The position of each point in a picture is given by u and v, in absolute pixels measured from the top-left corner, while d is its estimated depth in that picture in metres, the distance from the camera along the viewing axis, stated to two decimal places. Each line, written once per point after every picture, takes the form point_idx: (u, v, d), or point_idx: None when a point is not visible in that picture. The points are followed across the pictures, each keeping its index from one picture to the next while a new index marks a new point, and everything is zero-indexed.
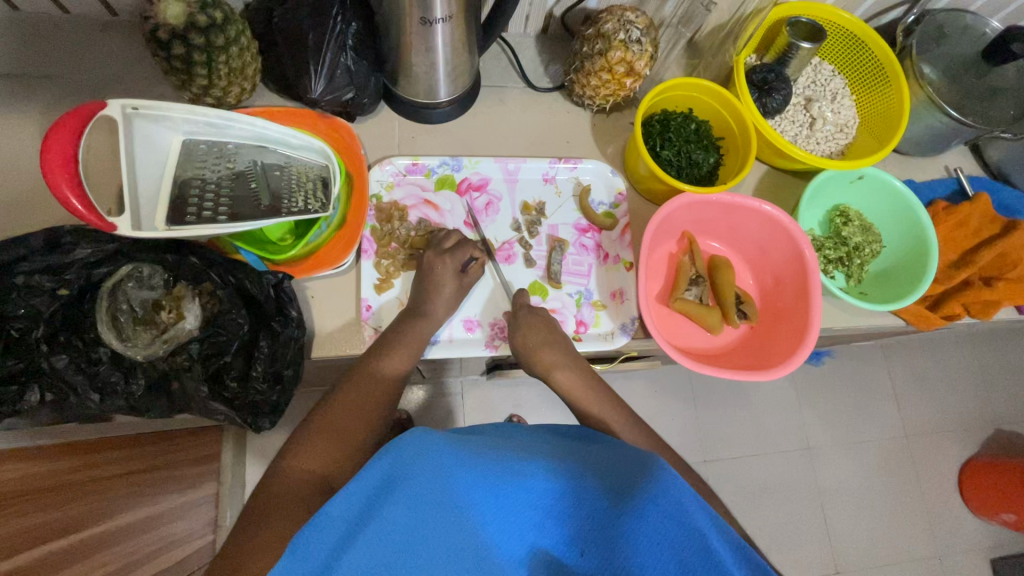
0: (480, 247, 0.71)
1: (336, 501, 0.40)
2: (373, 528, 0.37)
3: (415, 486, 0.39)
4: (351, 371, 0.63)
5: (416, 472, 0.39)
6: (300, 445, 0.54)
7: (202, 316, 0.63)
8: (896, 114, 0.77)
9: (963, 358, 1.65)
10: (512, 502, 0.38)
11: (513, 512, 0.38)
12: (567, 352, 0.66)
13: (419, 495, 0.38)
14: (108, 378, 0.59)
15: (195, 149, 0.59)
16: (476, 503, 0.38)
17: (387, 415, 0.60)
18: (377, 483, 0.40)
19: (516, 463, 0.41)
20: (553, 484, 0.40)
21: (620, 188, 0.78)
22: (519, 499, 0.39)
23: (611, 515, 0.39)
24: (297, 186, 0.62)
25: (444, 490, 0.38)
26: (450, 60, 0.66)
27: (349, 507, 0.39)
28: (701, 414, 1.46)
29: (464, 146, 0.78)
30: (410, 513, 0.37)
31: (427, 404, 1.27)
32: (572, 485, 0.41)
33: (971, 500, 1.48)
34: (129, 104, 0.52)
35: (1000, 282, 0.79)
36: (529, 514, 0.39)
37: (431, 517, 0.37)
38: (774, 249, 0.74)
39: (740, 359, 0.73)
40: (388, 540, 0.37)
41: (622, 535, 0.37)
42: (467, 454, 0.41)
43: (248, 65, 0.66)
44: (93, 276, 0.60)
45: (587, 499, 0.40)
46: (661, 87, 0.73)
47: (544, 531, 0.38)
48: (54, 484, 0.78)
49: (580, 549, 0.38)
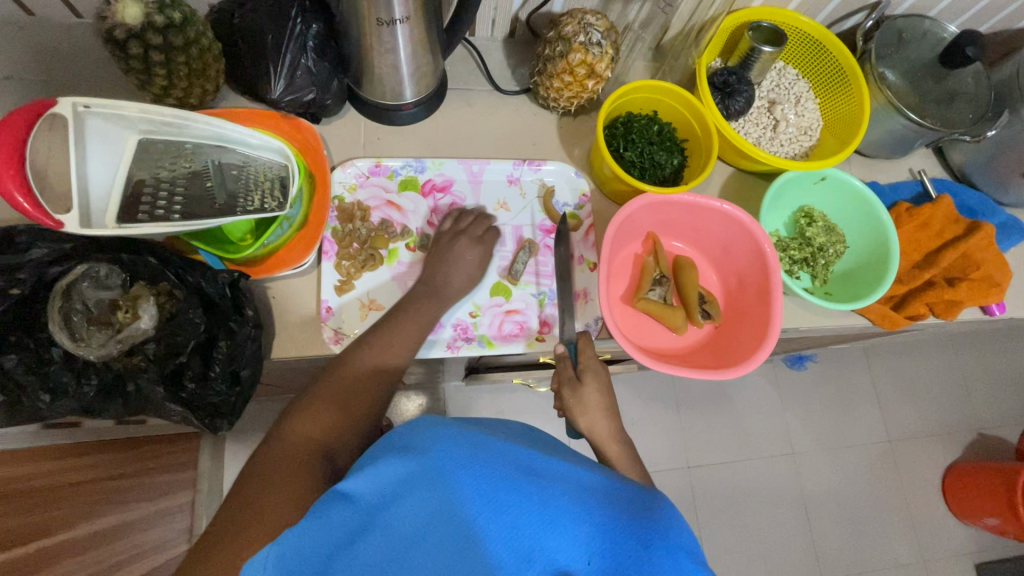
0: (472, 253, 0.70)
1: (355, 481, 0.41)
2: (389, 515, 0.38)
3: (427, 473, 0.39)
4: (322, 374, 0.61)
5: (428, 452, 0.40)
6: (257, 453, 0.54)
7: (158, 316, 0.62)
8: (857, 117, 0.78)
9: (944, 361, 1.66)
10: (534, 504, 0.37)
11: (530, 519, 0.36)
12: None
13: (429, 481, 0.38)
14: (59, 378, 0.58)
15: (151, 148, 0.59)
16: (487, 499, 0.37)
17: None
18: (396, 471, 0.40)
19: (533, 463, 0.41)
20: (570, 493, 0.38)
21: (584, 190, 0.79)
22: (537, 503, 0.37)
23: (624, 531, 0.37)
24: (254, 186, 0.62)
25: (464, 481, 0.38)
26: (412, 61, 0.67)
27: (364, 488, 0.40)
28: (684, 420, 1.45)
29: (431, 147, 0.78)
30: (421, 501, 0.38)
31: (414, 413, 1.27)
32: (585, 495, 0.39)
33: (956, 505, 1.48)
34: (81, 101, 0.52)
35: (963, 282, 0.80)
36: (549, 523, 0.36)
37: (439, 505, 0.37)
38: (736, 249, 0.74)
39: (705, 359, 0.73)
40: (397, 529, 0.37)
41: (627, 556, 0.36)
42: (481, 442, 0.41)
43: (210, 66, 0.66)
44: (47, 275, 0.60)
45: (599, 511, 0.38)
46: (623, 90, 0.74)
47: (553, 542, 0.36)
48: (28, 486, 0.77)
49: (589, 559, 0.36)
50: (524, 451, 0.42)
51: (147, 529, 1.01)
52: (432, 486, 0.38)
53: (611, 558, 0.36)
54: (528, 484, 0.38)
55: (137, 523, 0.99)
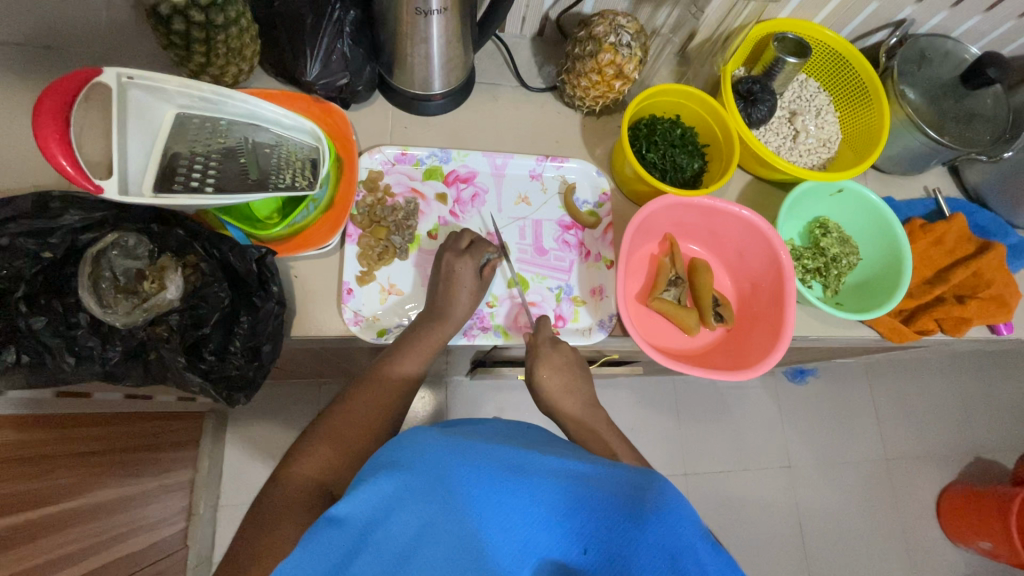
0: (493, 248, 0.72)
1: (342, 505, 0.41)
2: (387, 534, 0.39)
3: (421, 486, 0.40)
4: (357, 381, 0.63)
5: (416, 465, 0.42)
6: (303, 451, 0.56)
7: (183, 288, 0.63)
8: (877, 131, 0.79)
9: (945, 386, 1.67)
10: (521, 501, 0.38)
11: (515, 510, 0.38)
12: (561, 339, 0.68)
13: (420, 493, 0.40)
14: (84, 343, 0.59)
15: (188, 123, 0.60)
16: (477, 505, 0.38)
17: (363, 401, 0.61)
18: (388, 491, 0.41)
19: (523, 463, 0.42)
20: (561, 484, 0.40)
21: (604, 189, 0.80)
22: (519, 495, 0.38)
23: (616, 518, 0.38)
24: (285, 164, 0.63)
25: (457, 484, 0.39)
26: (445, 52, 0.68)
27: (358, 508, 0.41)
28: (683, 427, 1.46)
29: (455, 139, 0.79)
30: (418, 514, 0.39)
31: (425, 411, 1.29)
32: (575, 485, 0.40)
33: (949, 527, 1.49)
34: (125, 72, 0.53)
35: (973, 300, 0.81)
36: (535, 515, 0.38)
37: (431, 513, 0.38)
38: (752, 254, 0.75)
39: (716, 360, 0.74)
40: (392, 541, 0.38)
41: (626, 539, 0.37)
42: (469, 449, 0.43)
43: (247, 47, 0.67)
44: (79, 241, 0.60)
45: (590, 498, 0.39)
46: (649, 92, 0.75)
47: (548, 532, 0.37)
48: (43, 453, 0.78)
49: (585, 547, 0.37)
50: (512, 454, 0.44)
51: (143, 506, 1.03)
52: (426, 494, 0.40)
53: (608, 545, 0.37)
54: (518, 482, 0.39)
55: (136, 498, 1.01)
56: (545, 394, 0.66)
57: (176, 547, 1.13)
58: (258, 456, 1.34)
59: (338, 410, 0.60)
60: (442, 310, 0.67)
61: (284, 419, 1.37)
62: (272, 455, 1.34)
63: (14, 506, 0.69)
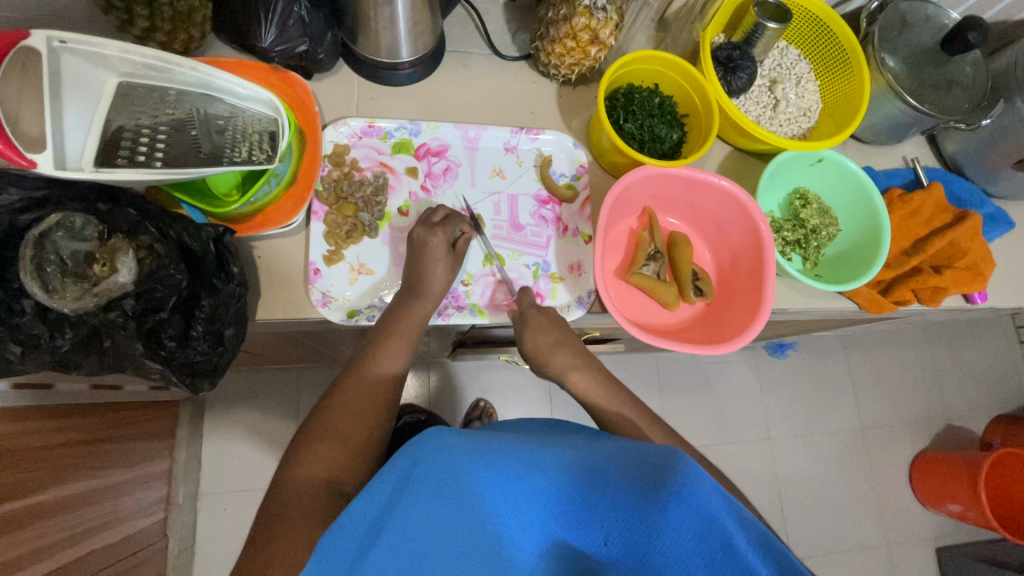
0: (468, 221, 0.70)
1: (356, 503, 0.42)
2: (398, 528, 0.39)
3: (432, 482, 0.41)
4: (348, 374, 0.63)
5: (430, 470, 0.41)
6: (298, 451, 0.56)
7: (137, 270, 0.59)
8: (857, 99, 0.78)
9: (919, 357, 1.70)
10: (540, 495, 0.40)
11: (535, 504, 0.40)
12: (541, 318, 0.66)
13: (433, 490, 0.40)
14: (31, 331, 0.55)
15: (133, 93, 0.55)
16: (492, 499, 0.39)
17: (348, 396, 0.60)
18: (393, 486, 0.42)
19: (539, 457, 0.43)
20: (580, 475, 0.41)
21: (582, 161, 0.77)
22: (538, 488, 0.40)
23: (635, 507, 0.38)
24: (241, 138, 0.59)
25: (472, 479, 0.40)
26: (411, 16, 0.64)
27: (367, 508, 0.41)
28: (666, 403, 1.47)
29: (425, 111, 0.76)
30: (432, 508, 0.39)
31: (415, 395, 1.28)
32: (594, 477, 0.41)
33: (921, 491, 1.54)
34: (56, 35, 0.49)
35: (949, 270, 0.81)
36: (554, 509, 0.40)
37: (447, 510, 0.39)
38: (731, 227, 0.74)
39: (696, 335, 0.73)
40: (401, 542, 0.39)
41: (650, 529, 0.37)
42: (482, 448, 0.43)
43: (196, 10, 0.62)
44: (18, 223, 0.56)
45: (611, 488, 0.40)
46: (626, 59, 0.72)
47: (570, 522, 0.39)
48: (11, 446, 0.74)
49: (606, 539, 0.38)
50: (535, 454, 0.44)
51: (118, 498, 1.00)
52: (438, 492, 0.40)
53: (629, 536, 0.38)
54: (534, 475, 0.41)
55: (110, 489, 0.98)
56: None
57: (155, 538, 1.11)
58: (237, 444, 1.31)
59: (331, 405, 0.60)
60: (417, 289, 0.65)
61: (262, 406, 1.34)
62: (251, 442, 1.31)
63: None
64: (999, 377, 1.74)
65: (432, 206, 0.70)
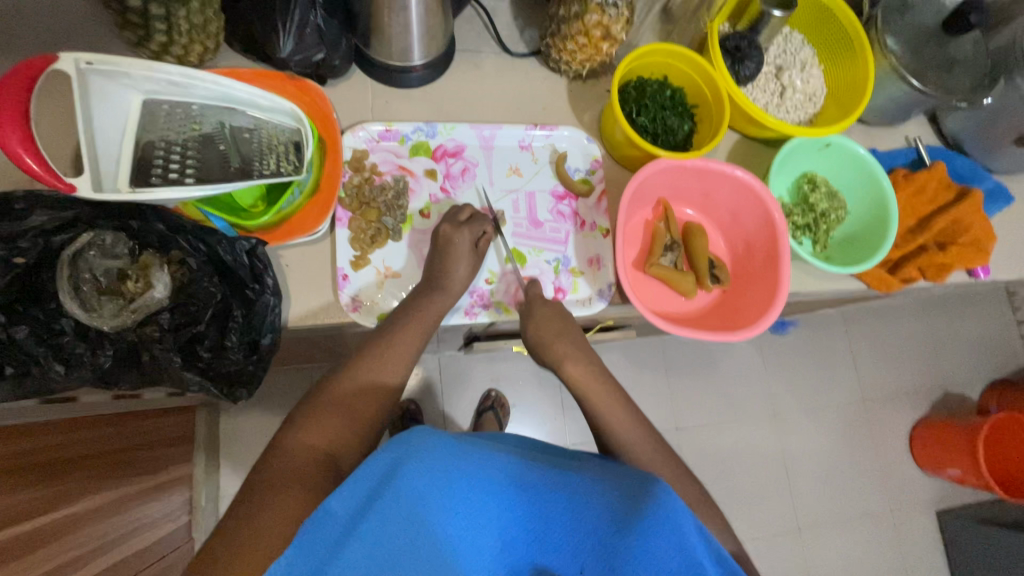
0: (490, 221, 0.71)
1: (338, 498, 0.45)
2: (377, 523, 0.44)
3: (424, 488, 0.45)
4: (349, 363, 0.62)
5: (412, 474, 0.45)
6: (305, 422, 0.56)
7: (171, 284, 0.60)
8: (862, 83, 0.80)
9: (916, 327, 1.74)
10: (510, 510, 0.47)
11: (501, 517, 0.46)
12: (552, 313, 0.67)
13: (420, 494, 0.45)
14: (73, 350, 0.56)
15: (157, 110, 0.55)
16: (459, 510, 0.45)
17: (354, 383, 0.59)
18: (377, 478, 0.46)
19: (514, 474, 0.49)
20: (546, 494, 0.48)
21: (595, 156, 0.78)
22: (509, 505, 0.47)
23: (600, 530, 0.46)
24: (267, 149, 0.60)
25: (452, 488, 0.45)
26: (424, 20, 0.65)
27: (350, 502, 0.45)
28: (673, 385, 1.50)
29: (439, 112, 0.77)
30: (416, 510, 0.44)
31: (418, 387, 1.30)
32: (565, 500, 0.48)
33: (921, 458, 1.59)
34: (83, 57, 0.49)
35: (954, 247, 0.84)
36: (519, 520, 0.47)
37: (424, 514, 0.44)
38: (745, 215, 0.76)
39: (713, 322, 0.76)
40: (383, 538, 0.43)
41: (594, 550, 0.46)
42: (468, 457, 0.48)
43: (211, 22, 0.62)
44: (51, 244, 0.57)
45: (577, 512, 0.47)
46: (637, 53, 0.73)
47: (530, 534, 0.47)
48: (34, 463, 0.76)
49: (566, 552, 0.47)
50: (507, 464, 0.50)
51: (144, 505, 1.01)
52: (422, 494, 0.45)
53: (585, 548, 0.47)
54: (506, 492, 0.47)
55: (137, 497, 0.99)
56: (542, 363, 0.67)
57: (182, 542, 1.13)
58: (255, 445, 1.33)
59: (340, 387, 0.59)
60: (442, 291, 0.66)
61: (277, 407, 1.35)
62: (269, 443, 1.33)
63: (13, 518, 0.67)
64: (992, 344, 1.79)
65: (457, 205, 0.72)
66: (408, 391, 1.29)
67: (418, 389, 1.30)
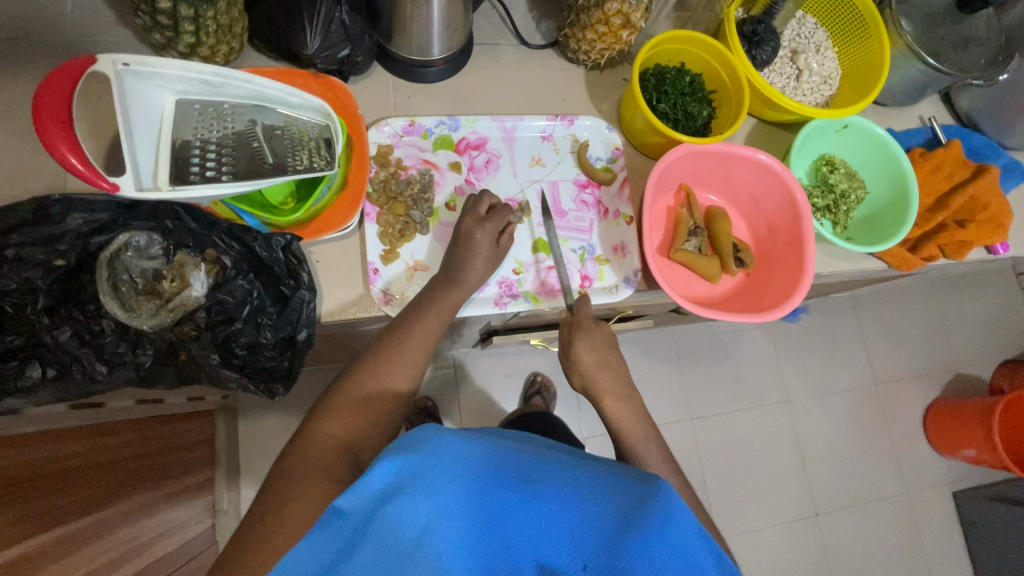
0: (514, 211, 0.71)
1: (348, 495, 0.39)
2: (383, 526, 0.36)
3: (429, 483, 0.38)
4: (368, 354, 0.62)
5: (417, 469, 0.39)
6: (326, 411, 0.56)
7: (208, 283, 0.61)
8: (878, 65, 0.80)
9: (926, 310, 1.75)
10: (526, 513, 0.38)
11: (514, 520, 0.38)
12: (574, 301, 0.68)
13: (424, 491, 0.37)
14: (114, 349, 0.58)
15: (190, 110, 0.56)
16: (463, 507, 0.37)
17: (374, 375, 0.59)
18: (384, 482, 0.39)
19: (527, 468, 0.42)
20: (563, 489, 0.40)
21: (616, 145, 0.79)
22: (528, 507, 0.38)
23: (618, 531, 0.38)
24: (299, 145, 0.60)
25: (460, 483, 0.38)
26: (446, 13, 0.65)
27: (360, 500, 0.38)
28: (686, 375, 1.51)
29: (460, 106, 0.77)
30: (421, 511, 0.37)
31: (435, 383, 1.30)
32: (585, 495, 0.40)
33: (936, 440, 1.59)
34: (121, 58, 0.49)
35: (973, 224, 0.84)
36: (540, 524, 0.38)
37: (429, 515, 0.37)
38: (766, 197, 0.77)
39: (739, 305, 0.76)
40: (383, 542, 0.36)
41: (621, 551, 0.37)
42: (481, 452, 0.41)
43: (236, 22, 0.63)
44: (90, 245, 0.58)
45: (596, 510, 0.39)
46: (656, 41, 0.73)
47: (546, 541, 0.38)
48: (64, 468, 0.76)
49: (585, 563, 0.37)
50: (526, 458, 0.43)
51: (172, 507, 1.02)
52: (429, 490, 0.37)
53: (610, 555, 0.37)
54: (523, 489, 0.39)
55: (165, 500, 0.99)
56: (565, 349, 0.67)
57: (207, 544, 1.13)
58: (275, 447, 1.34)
59: (362, 377, 0.59)
60: (470, 283, 0.66)
61: (294, 409, 1.35)
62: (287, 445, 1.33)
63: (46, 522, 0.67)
64: (1002, 325, 1.79)
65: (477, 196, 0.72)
66: (425, 388, 1.29)
67: (436, 386, 1.30)
